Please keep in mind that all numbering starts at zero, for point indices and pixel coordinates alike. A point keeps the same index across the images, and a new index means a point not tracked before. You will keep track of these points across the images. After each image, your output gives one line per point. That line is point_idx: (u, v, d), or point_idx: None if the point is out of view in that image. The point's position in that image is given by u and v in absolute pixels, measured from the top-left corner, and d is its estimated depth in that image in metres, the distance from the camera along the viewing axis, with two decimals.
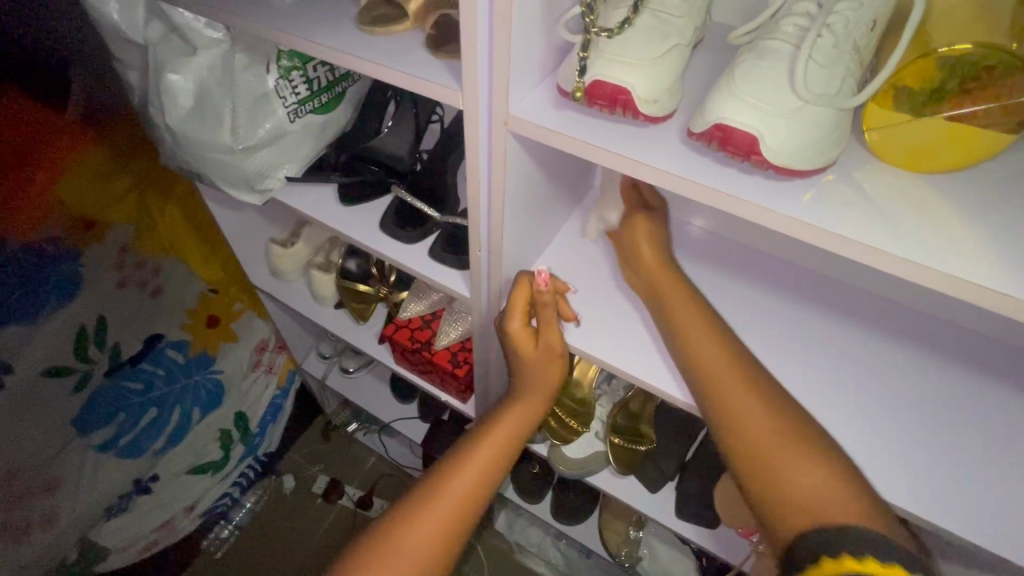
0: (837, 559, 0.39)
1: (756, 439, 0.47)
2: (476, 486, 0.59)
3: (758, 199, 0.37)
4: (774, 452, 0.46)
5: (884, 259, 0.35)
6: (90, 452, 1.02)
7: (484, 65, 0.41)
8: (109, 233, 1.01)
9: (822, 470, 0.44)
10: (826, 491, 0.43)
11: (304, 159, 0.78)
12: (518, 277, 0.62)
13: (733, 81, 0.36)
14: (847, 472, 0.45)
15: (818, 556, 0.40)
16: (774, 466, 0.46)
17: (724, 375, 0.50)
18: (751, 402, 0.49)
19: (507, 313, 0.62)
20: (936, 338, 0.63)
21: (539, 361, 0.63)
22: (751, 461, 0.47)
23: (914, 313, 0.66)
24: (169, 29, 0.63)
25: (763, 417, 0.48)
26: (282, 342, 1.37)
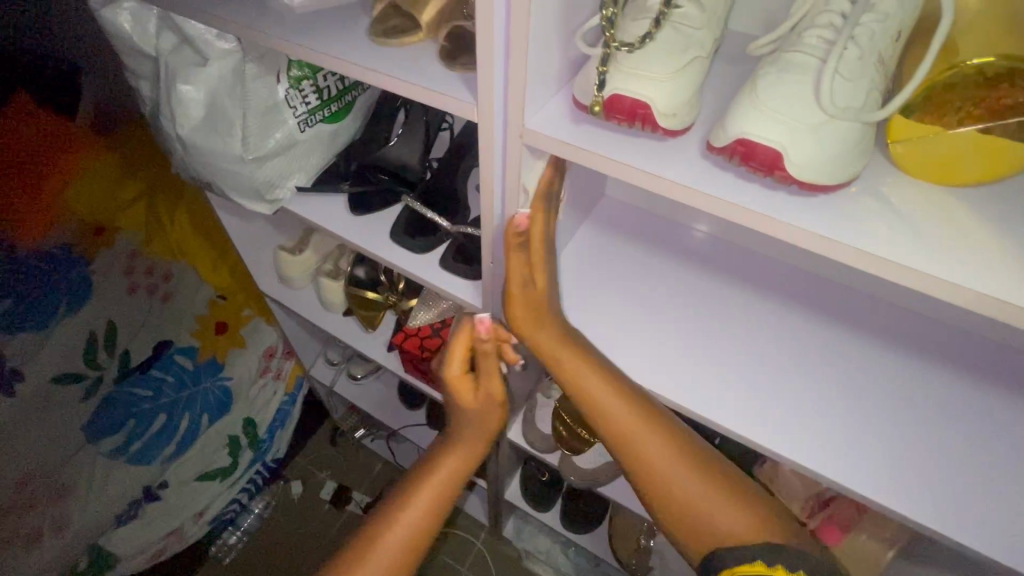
0: (759, 572, 0.43)
1: (659, 474, 0.50)
2: (426, 520, 0.59)
3: (783, 215, 0.36)
4: (681, 484, 0.49)
5: (908, 274, 0.34)
6: (100, 458, 1.02)
7: (500, 79, 0.40)
8: (117, 240, 1.04)
9: (725, 498, 0.48)
10: (735, 517, 0.47)
11: (315, 168, 0.77)
12: (459, 322, 0.63)
13: (756, 95, 0.35)
14: (746, 492, 0.49)
15: (752, 559, 0.43)
16: (682, 500, 0.49)
17: (625, 413, 0.51)
18: (655, 439, 0.50)
19: (448, 359, 0.64)
20: (955, 348, 0.62)
21: (482, 407, 0.65)
22: (671, 505, 0.49)
23: (932, 322, 0.65)
24: (181, 40, 0.64)
25: (666, 451, 0.50)
26: (290, 349, 1.32)
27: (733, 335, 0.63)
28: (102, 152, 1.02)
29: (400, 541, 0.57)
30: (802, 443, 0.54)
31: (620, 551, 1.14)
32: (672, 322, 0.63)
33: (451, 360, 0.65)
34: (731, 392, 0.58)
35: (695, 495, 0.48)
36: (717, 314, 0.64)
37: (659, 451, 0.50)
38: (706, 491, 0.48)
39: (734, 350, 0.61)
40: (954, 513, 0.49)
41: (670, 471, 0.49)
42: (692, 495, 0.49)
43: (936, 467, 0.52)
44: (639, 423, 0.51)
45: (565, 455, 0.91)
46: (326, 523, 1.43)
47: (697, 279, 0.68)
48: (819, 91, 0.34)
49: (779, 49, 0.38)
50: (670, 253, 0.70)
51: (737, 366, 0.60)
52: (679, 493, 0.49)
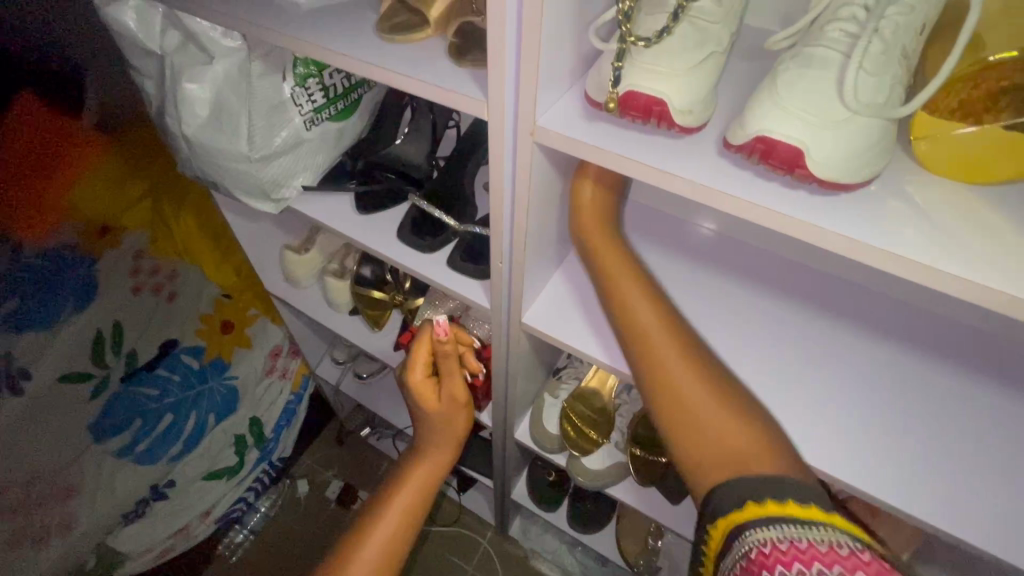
0: (761, 502, 0.41)
1: (677, 387, 0.49)
2: (414, 503, 0.70)
3: (803, 215, 0.35)
4: (693, 402, 0.49)
5: (928, 274, 0.34)
6: (108, 457, 1.02)
7: (512, 75, 0.40)
8: (123, 239, 1.03)
9: (735, 422, 0.47)
10: (743, 442, 0.46)
11: (322, 167, 0.77)
12: (420, 333, 0.68)
13: (775, 91, 0.34)
14: (761, 428, 0.48)
15: (742, 500, 0.42)
16: (693, 419, 0.48)
17: (651, 327, 0.52)
18: (676, 354, 0.51)
19: (410, 366, 0.69)
20: (972, 349, 0.60)
21: (448, 408, 0.72)
22: (683, 415, 0.48)
23: (948, 322, 0.63)
24: (185, 38, 0.62)
25: (684, 367, 0.50)
26: (296, 348, 1.32)
27: (745, 335, 0.61)
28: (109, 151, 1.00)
29: (388, 523, 0.67)
30: (817, 445, 0.53)
31: (630, 553, 1.14)
32: (682, 322, 0.62)
33: (415, 367, 0.69)
34: (743, 394, 0.57)
35: (707, 412, 0.48)
36: (729, 314, 0.63)
37: (683, 366, 0.50)
38: (719, 411, 0.48)
39: (746, 351, 0.60)
40: (969, 516, 0.48)
41: (689, 387, 0.49)
42: (706, 416, 0.48)
43: (951, 470, 0.51)
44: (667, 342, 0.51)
45: (572, 456, 0.90)
46: (332, 522, 1.43)
47: (708, 278, 0.67)
48: (842, 87, 0.33)
49: (799, 44, 0.37)
50: (680, 252, 0.69)
51: (749, 367, 0.59)
52: (694, 411, 0.48)
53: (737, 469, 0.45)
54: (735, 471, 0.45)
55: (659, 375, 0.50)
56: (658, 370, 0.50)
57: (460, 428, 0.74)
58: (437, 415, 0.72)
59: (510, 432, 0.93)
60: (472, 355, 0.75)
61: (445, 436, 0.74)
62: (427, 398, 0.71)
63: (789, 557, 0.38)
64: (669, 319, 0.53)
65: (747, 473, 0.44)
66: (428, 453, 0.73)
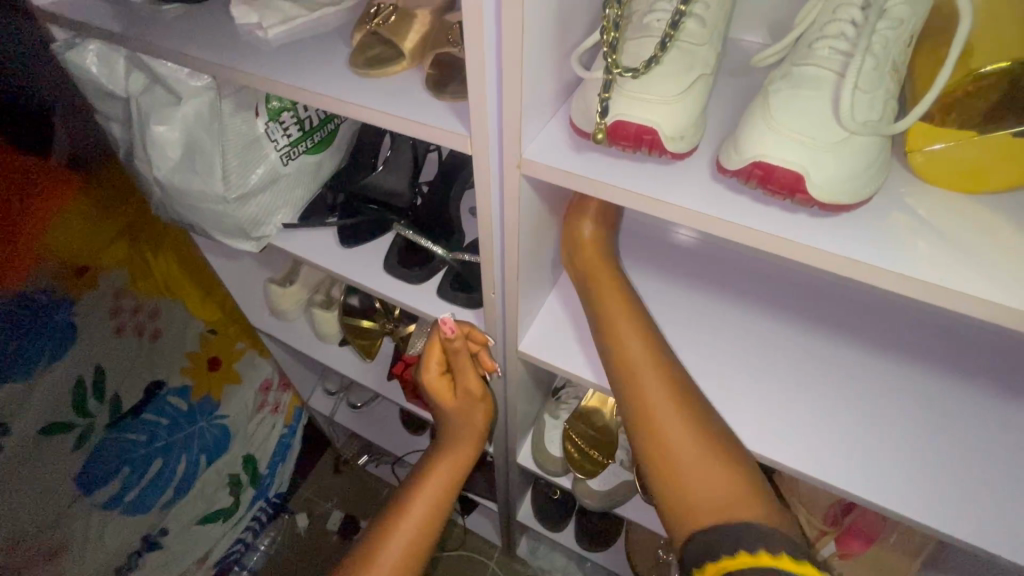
0: (753, 553, 0.38)
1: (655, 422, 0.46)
2: (438, 501, 0.65)
3: (804, 239, 0.34)
4: (676, 439, 0.45)
5: (940, 293, 0.32)
6: (96, 510, 0.97)
7: (494, 107, 0.38)
8: (101, 280, 0.94)
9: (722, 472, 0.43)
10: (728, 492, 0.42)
11: (302, 201, 0.75)
12: (430, 332, 0.67)
13: (770, 112, 0.33)
14: (746, 472, 0.44)
15: (735, 548, 0.39)
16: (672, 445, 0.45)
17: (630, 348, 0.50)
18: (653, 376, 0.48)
19: (424, 365, 0.69)
20: (979, 351, 0.59)
21: (463, 405, 0.71)
22: (667, 471, 0.45)
23: (952, 325, 0.62)
24: (151, 80, 0.61)
25: (661, 389, 0.47)
26: (286, 381, 1.32)
27: (748, 351, 0.60)
28: (81, 192, 0.89)
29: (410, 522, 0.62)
30: (833, 460, 0.52)
31: (641, 570, 1.10)
32: (682, 342, 0.60)
33: (427, 366, 0.69)
34: (753, 412, 0.55)
35: (691, 456, 0.44)
36: (729, 330, 0.62)
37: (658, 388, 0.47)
38: (703, 457, 0.44)
39: (751, 368, 0.58)
40: (999, 529, 0.46)
41: (673, 424, 0.45)
42: (686, 455, 0.44)
43: (977, 482, 0.49)
44: (653, 379, 0.48)
45: (578, 477, 0.88)
46: (334, 555, 1.39)
47: (705, 293, 0.65)
48: (838, 106, 0.32)
49: (788, 61, 0.36)
50: (675, 268, 0.68)
51: (753, 389, 0.57)
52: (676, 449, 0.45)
53: (721, 515, 0.41)
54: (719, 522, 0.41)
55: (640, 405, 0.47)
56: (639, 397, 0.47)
57: (480, 421, 0.72)
58: (456, 410, 0.71)
59: (512, 457, 0.91)
60: (485, 353, 0.67)
61: (467, 429, 0.71)
62: (442, 394, 0.71)
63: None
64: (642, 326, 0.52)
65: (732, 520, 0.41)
66: (443, 459, 0.69)
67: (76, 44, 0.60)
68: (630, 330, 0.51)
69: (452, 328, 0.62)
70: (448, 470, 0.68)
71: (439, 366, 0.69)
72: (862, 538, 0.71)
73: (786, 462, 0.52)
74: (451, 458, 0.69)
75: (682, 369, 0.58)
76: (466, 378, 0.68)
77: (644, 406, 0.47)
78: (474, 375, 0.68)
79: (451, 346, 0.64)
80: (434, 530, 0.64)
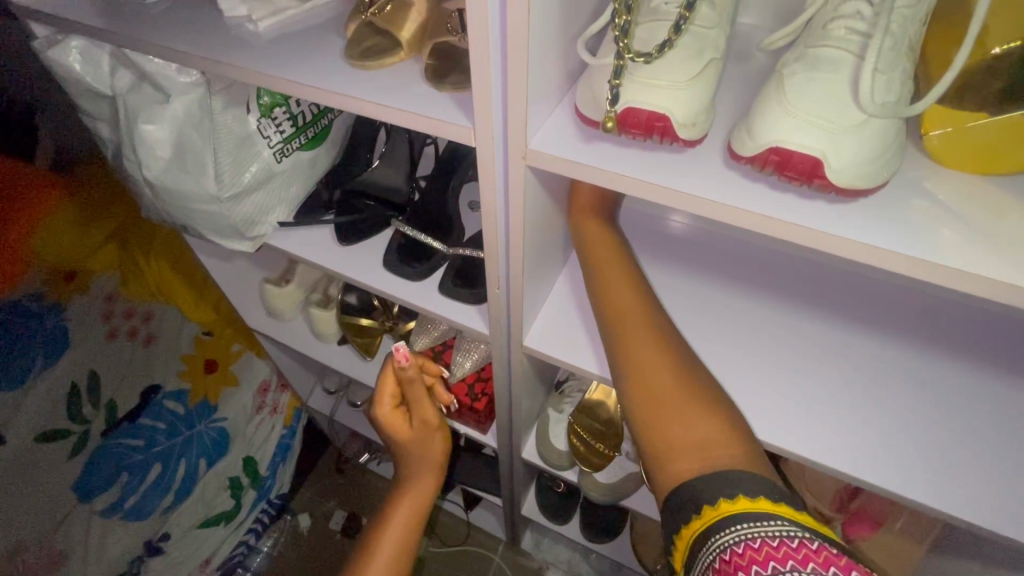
0: (715, 505, 0.37)
1: (643, 375, 0.45)
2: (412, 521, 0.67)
3: (823, 226, 0.33)
4: (660, 390, 0.44)
5: (970, 280, 0.31)
6: (95, 517, 0.95)
7: (498, 96, 0.37)
8: (92, 284, 0.93)
9: (705, 421, 0.42)
10: (710, 440, 0.41)
11: (297, 198, 0.73)
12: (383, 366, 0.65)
13: (785, 95, 0.32)
14: (734, 421, 0.42)
15: (698, 504, 0.38)
16: (656, 396, 0.43)
17: (626, 314, 0.49)
18: (642, 338, 0.47)
19: (378, 400, 0.67)
20: (992, 334, 0.58)
21: (420, 435, 0.70)
22: (649, 422, 0.43)
23: (965, 308, 0.60)
24: (138, 78, 0.59)
25: (649, 347, 0.46)
26: (284, 381, 1.31)
27: (758, 339, 0.58)
28: (65, 197, 0.86)
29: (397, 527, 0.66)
30: (846, 448, 0.51)
31: (646, 558, 1.11)
32: (692, 332, 0.58)
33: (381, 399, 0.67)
34: (765, 401, 0.54)
35: (674, 405, 0.43)
36: (738, 317, 0.60)
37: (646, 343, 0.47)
38: (686, 406, 0.43)
39: (761, 355, 0.57)
40: (1015, 515, 0.46)
41: (656, 378, 0.44)
42: (668, 404, 0.43)
43: (991, 467, 0.49)
44: (643, 343, 0.47)
45: (584, 471, 0.87)
46: (338, 554, 1.39)
47: (713, 281, 0.63)
48: (856, 88, 0.31)
49: (802, 43, 0.35)
50: (679, 255, 0.66)
51: (765, 377, 0.55)
52: (660, 397, 0.43)
53: (701, 464, 0.40)
54: (699, 469, 0.40)
55: (627, 360, 0.46)
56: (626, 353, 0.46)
57: (439, 446, 0.72)
58: (414, 441, 0.70)
59: (517, 451, 0.91)
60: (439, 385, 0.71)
61: (426, 464, 0.71)
62: (397, 426, 0.69)
63: (765, 556, 0.34)
64: (642, 297, 0.50)
65: (711, 468, 0.39)
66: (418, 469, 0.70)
67: (58, 41, 0.58)
68: (629, 302, 0.50)
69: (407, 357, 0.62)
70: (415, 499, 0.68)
71: (394, 400, 0.68)
72: (869, 523, 0.71)
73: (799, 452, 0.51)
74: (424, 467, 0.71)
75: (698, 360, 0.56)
76: (423, 409, 0.68)
77: (631, 367, 0.45)
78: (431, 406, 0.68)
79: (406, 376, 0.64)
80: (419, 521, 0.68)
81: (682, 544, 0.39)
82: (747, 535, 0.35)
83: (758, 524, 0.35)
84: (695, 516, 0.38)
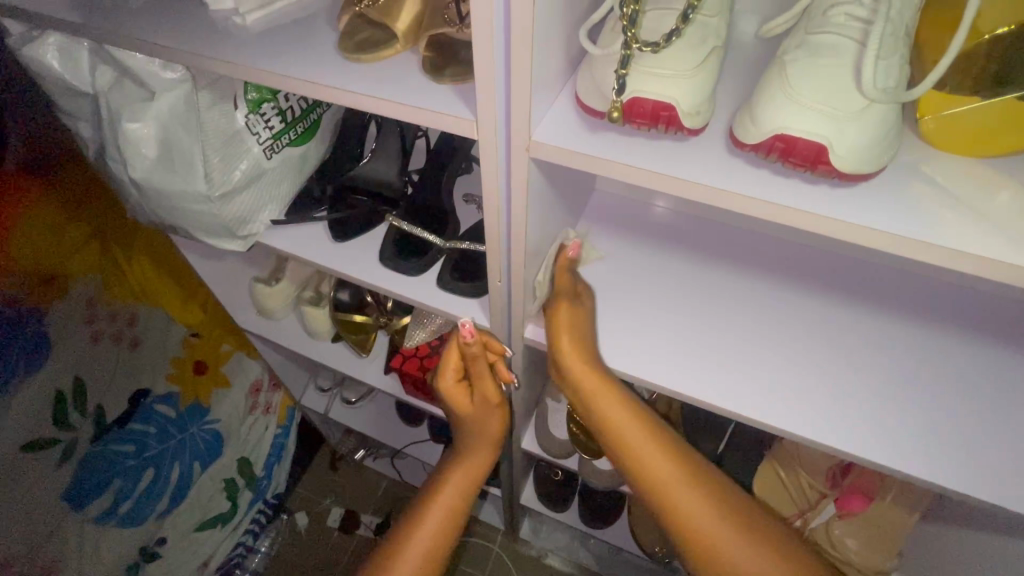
0: None
1: (672, 497, 0.53)
2: (457, 501, 0.66)
3: (824, 211, 0.34)
4: (692, 512, 0.52)
5: (969, 259, 0.32)
6: (88, 526, 0.94)
7: (502, 88, 0.37)
8: (72, 289, 0.89)
9: (736, 535, 0.51)
10: (746, 550, 0.50)
11: (289, 195, 0.72)
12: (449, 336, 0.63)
13: (789, 81, 0.32)
14: (757, 527, 0.52)
15: None
16: (690, 520, 0.52)
17: (631, 434, 0.55)
18: (660, 459, 0.54)
19: (441, 370, 0.66)
20: (981, 310, 0.59)
21: (479, 411, 0.68)
22: (689, 535, 0.52)
23: (956, 285, 0.61)
24: (120, 74, 0.57)
25: (670, 470, 0.53)
26: (276, 380, 1.29)
27: (756, 323, 0.59)
28: (48, 195, 0.84)
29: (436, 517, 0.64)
30: (845, 426, 0.52)
31: (645, 541, 1.13)
32: (691, 317, 0.59)
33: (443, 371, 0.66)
34: (765, 382, 0.55)
35: (704, 523, 0.51)
36: (736, 302, 0.60)
37: (666, 465, 0.54)
38: (715, 519, 0.51)
39: (760, 335, 0.58)
40: (1009, 482, 0.47)
41: (682, 500, 0.52)
42: (698, 521, 0.52)
43: (985, 438, 0.50)
44: (662, 465, 0.54)
45: (584, 458, 0.88)
46: (337, 551, 1.38)
47: (710, 266, 0.64)
48: (859, 74, 0.32)
49: (802, 29, 0.35)
50: (675, 241, 0.66)
51: (764, 358, 0.56)
52: (694, 519, 0.52)
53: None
54: None
55: (653, 484, 0.54)
56: (649, 478, 0.54)
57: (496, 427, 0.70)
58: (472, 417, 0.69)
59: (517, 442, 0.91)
60: (503, 364, 0.66)
61: (484, 439, 0.70)
62: (457, 399, 0.68)
63: None
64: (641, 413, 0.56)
65: None
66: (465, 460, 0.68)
67: (34, 37, 0.56)
68: (628, 420, 0.55)
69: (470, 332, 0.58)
70: (466, 477, 0.67)
71: (456, 372, 0.66)
72: (862, 496, 0.73)
73: (800, 432, 0.52)
74: (473, 460, 0.68)
75: (698, 346, 0.57)
76: (483, 385, 0.66)
77: (657, 492, 0.53)
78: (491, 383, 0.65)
79: (468, 351, 0.61)
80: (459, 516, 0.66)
81: None
82: None
83: None
84: None
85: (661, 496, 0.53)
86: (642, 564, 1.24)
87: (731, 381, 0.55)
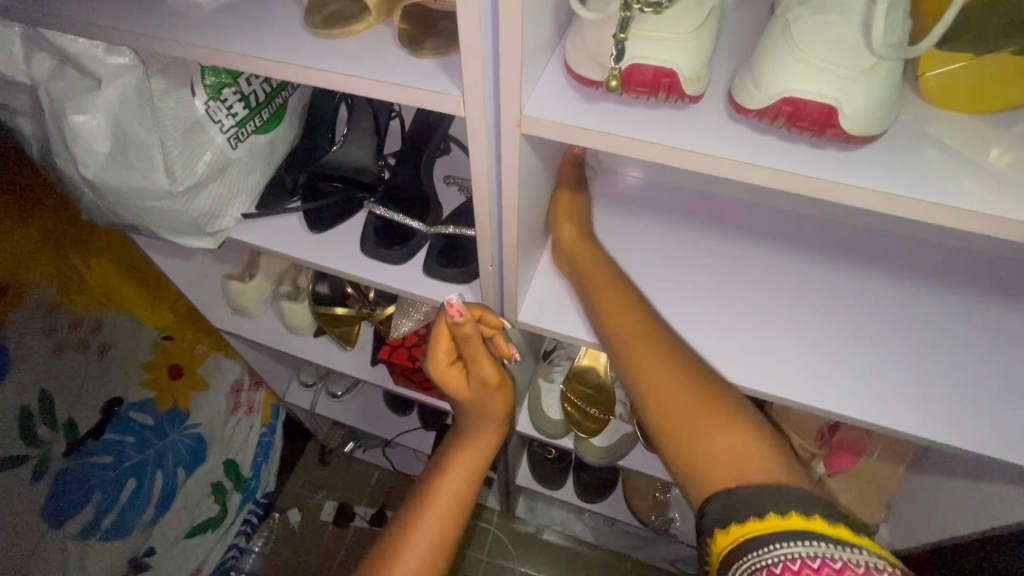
0: (759, 519, 0.38)
1: (656, 388, 0.47)
2: (458, 495, 0.64)
3: (834, 176, 0.33)
4: (681, 407, 0.45)
5: (978, 220, 0.32)
6: (70, 543, 0.89)
7: (491, 56, 0.34)
8: (27, 296, 0.89)
9: (730, 431, 0.43)
10: (741, 453, 0.42)
11: (258, 187, 0.68)
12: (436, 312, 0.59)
13: (793, 40, 0.31)
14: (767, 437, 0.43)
15: (739, 512, 0.39)
16: (671, 412, 0.46)
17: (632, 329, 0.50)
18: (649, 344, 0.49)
19: (432, 354, 0.63)
20: (970, 269, 0.59)
21: (478, 394, 0.65)
22: (674, 433, 0.45)
23: (945, 245, 0.62)
24: (60, 62, 0.51)
25: (664, 364, 0.48)
26: (258, 377, 1.20)
27: (752, 292, 0.58)
28: None
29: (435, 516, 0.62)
30: (846, 390, 0.52)
31: (640, 509, 1.15)
32: (687, 290, 0.58)
33: (434, 355, 0.63)
34: (765, 351, 0.54)
35: (692, 419, 0.45)
36: (731, 274, 0.59)
37: (651, 348, 0.49)
38: (703, 411, 0.45)
39: (756, 305, 0.57)
40: (1003, 437, 0.48)
41: (669, 391, 0.46)
42: (683, 414, 0.45)
43: (977, 392, 0.51)
44: (649, 348, 0.49)
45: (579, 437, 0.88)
46: (333, 544, 1.37)
47: (703, 237, 0.62)
48: (866, 32, 0.31)
49: None
50: (666, 213, 0.64)
51: (762, 327, 0.56)
52: (677, 412, 0.45)
53: (741, 481, 0.40)
54: (734, 482, 0.41)
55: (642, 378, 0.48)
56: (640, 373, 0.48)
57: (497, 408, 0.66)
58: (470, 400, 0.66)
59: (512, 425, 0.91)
60: (500, 338, 0.62)
61: (485, 421, 0.68)
62: (455, 382, 0.65)
63: None
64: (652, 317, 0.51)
65: (748, 483, 0.40)
66: (468, 445, 0.67)
67: None
68: (627, 311, 0.51)
69: (460, 310, 0.55)
70: (461, 473, 0.65)
71: (447, 356, 0.63)
72: (850, 454, 0.75)
73: (802, 399, 0.52)
74: (476, 445, 0.67)
75: (699, 315, 0.56)
76: (479, 364, 0.61)
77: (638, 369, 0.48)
78: (486, 362, 0.61)
79: (461, 332, 0.57)
80: (465, 504, 0.64)
81: (717, 544, 0.40)
82: (791, 554, 0.35)
83: (795, 543, 0.36)
84: (734, 522, 0.39)
85: (642, 382, 0.48)
86: (638, 532, 1.27)
87: (732, 352, 0.54)
